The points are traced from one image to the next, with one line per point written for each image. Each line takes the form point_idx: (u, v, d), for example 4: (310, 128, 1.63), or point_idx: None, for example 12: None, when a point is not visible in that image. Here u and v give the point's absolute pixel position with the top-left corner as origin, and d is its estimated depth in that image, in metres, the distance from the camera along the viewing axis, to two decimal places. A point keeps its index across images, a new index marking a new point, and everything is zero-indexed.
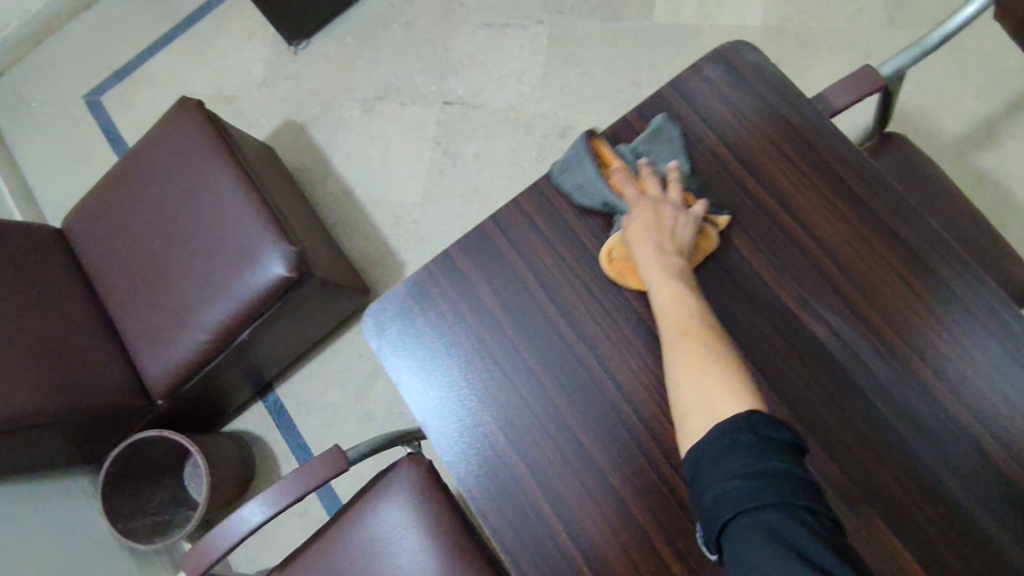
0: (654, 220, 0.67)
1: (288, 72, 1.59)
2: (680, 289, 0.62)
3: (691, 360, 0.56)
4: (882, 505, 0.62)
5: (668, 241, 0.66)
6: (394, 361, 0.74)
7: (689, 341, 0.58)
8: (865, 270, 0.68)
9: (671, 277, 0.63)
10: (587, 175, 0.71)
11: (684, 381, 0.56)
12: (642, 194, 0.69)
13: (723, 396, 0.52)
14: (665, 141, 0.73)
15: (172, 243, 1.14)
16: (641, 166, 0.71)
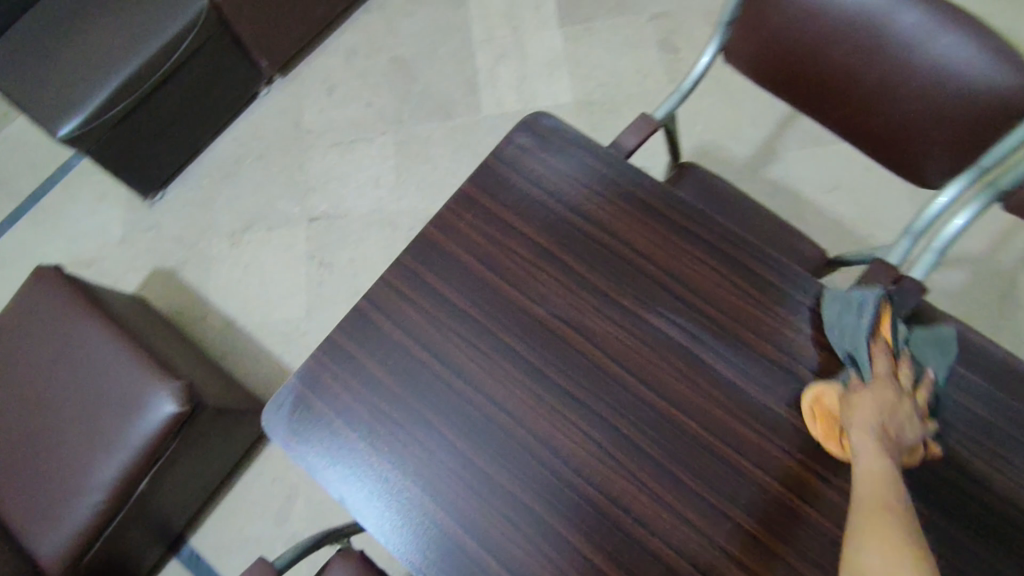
0: (886, 402, 0.63)
1: (148, 224, 1.62)
2: (881, 468, 0.58)
3: (882, 528, 0.51)
4: (749, 451, 0.72)
5: (891, 427, 0.62)
6: (301, 450, 0.77)
7: (887, 515, 0.52)
8: (683, 263, 0.80)
9: (882, 456, 0.59)
10: (857, 326, 0.69)
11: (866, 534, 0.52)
12: (890, 376, 0.65)
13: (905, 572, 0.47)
14: (941, 348, 0.67)
15: (49, 413, 1.10)
16: (905, 353, 0.67)
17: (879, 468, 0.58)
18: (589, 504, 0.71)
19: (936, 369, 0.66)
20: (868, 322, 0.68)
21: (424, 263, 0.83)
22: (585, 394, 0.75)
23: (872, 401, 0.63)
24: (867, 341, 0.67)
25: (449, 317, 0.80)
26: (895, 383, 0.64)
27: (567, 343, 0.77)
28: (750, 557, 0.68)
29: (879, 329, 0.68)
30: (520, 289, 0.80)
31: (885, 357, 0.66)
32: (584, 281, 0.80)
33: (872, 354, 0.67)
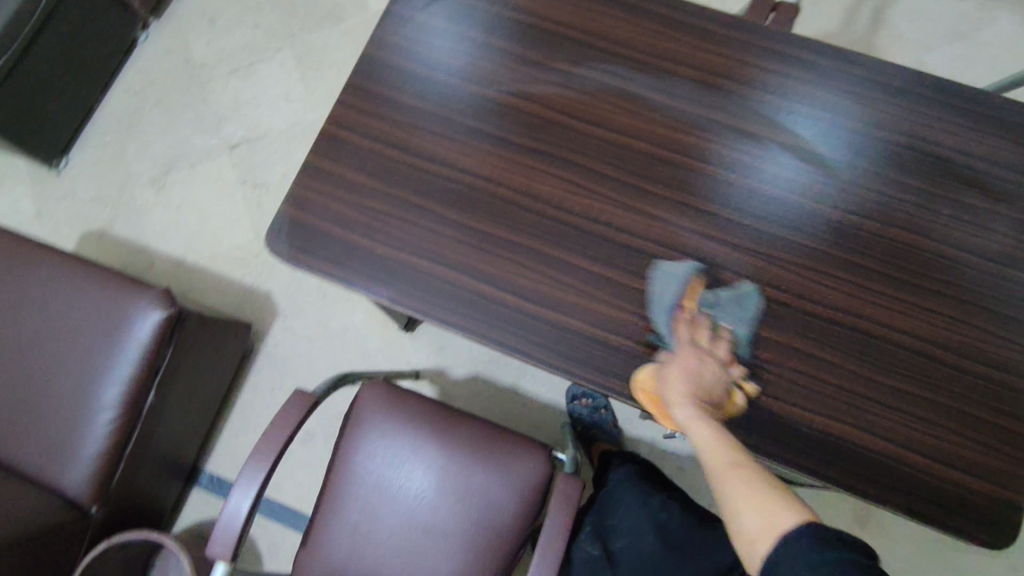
0: (689, 367, 0.74)
1: (61, 193, 1.56)
2: (711, 434, 0.67)
3: (750, 484, 0.61)
4: (693, 153, 0.85)
5: (701, 389, 0.73)
6: (310, 262, 0.83)
7: (737, 471, 0.62)
8: (599, 21, 0.90)
9: (703, 420, 0.68)
10: (666, 300, 0.79)
11: (738, 494, 0.61)
12: (691, 342, 0.77)
13: (784, 509, 0.58)
14: (734, 304, 0.79)
15: (30, 354, 1.10)
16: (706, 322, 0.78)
17: (706, 432, 0.67)
18: (575, 230, 0.83)
19: (734, 330, 0.78)
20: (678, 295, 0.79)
21: (373, 79, 0.89)
22: (548, 146, 0.86)
23: (686, 375, 0.73)
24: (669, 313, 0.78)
25: (412, 118, 0.88)
26: (693, 347, 0.76)
27: (521, 110, 0.87)
28: (713, 230, 0.82)
29: (685, 299, 0.79)
30: (467, 79, 0.89)
31: (687, 333, 0.77)
32: (521, 58, 0.89)
33: (675, 325, 0.78)
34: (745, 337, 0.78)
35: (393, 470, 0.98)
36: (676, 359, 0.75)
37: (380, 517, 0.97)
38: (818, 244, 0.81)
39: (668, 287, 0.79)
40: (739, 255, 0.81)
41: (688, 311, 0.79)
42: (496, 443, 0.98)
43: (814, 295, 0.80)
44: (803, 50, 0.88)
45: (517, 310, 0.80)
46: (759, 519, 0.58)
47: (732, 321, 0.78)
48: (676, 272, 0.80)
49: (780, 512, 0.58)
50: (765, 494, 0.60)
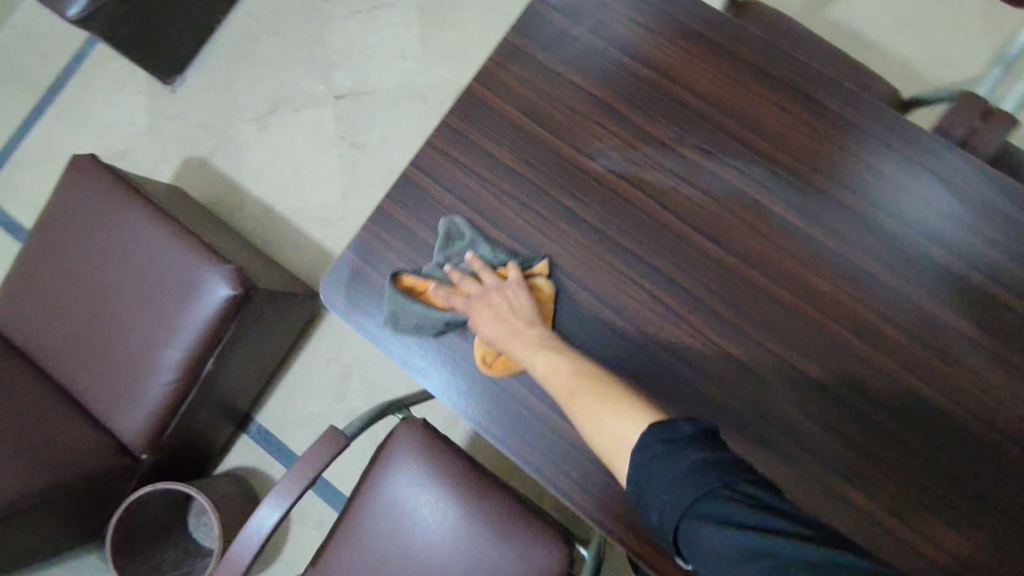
0: (486, 323, 0.70)
1: (172, 112, 1.57)
2: (544, 364, 0.65)
3: (594, 396, 0.61)
4: (818, 303, 0.70)
5: (512, 326, 0.70)
6: (360, 321, 0.77)
7: (581, 397, 0.62)
8: (749, 105, 0.74)
9: (530, 351, 0.67)
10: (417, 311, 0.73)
11: (586, 416, 0.61)
12: (468, 301, 0.72)
13: (627, 424, 0.58)
14: (459, 236, 0.75)
15: (109, 300, 1.14)
16: (452, 277, 0.74)
17: (539, 364, 0.66)
18: (653, 363, 0.71)
19: (477, 249, 0.75)
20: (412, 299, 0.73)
21: (469, 122, 0.78)
22: (648, 252, 0.73)
23: (494, 327, 0.70)
24: (431, 311, 0.73)
25: (501, 180, 0.76)
26: (472, 309, 0.72)
27: (627, 201, 0.74)
28: (816, 405, 0.68)
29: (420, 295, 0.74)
30: (574, 146, 0.76)
31: (456, 299, 0.72)
32: (644, 135, 0.75)
33: (446, 309, 0.73)
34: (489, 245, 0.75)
35: (411, 520, 0.95)
36: (478, 324, 0.71)
37: (393, 561, 0.95)
38: (944, 458, 0.66)
39: (401, 305, 0.73)
40: (839, 444, 0.68)
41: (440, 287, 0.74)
42: (521, 521, 0.93)
43: (919, 518, 0.66)
44: (1005, 200, 0.69)
45: (563, 437, 0.71)
46: (610, 440, 0.58)
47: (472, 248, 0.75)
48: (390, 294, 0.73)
49: (624, 425, 0.58)
50: (609, 409, 0.60)
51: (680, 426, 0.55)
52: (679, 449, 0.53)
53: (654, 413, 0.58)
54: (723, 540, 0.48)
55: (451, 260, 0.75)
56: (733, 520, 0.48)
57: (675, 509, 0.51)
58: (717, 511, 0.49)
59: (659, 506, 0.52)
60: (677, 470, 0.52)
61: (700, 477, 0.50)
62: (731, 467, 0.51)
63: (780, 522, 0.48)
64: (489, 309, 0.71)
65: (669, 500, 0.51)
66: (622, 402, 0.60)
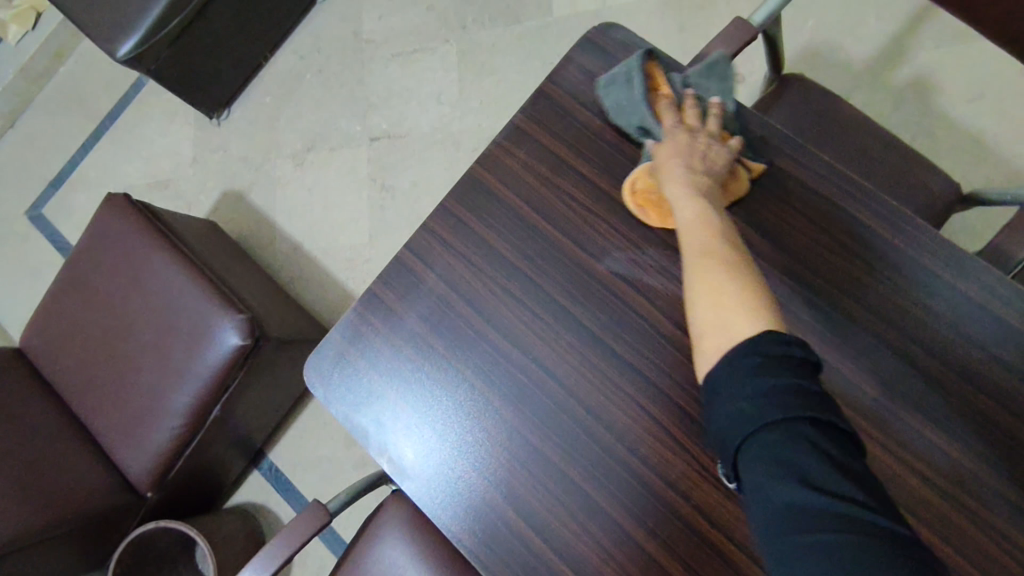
0: (681, 145, 0.63)
1: (216, 145, 1.61)
2: (695, 217, 0.59)
3: (711, 273, 0.54)
4: None
5: (697, 165, 0.63)
6: (341, 407, 0.74)
7: (713, 265, 0.54)
8: (764, 207, 0.71)
9: (692, 200, 0.60)
10: (632, 96, 0.68)
11: (699, 290, 0.54)
12: (681, 122, 0.65)
13: (741, 319, 0.50)
14: (719, 77, 0.68)
15: (127, 339, 1.16)
16: (687, 95, 0.66)
17: (696, 212, 0.59)
18: (642, 485, 0.65)
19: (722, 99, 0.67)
20: (642, 82, 0.67)
21: (470, 208, 0.75)
22: (647, 365, 0.67)
23: (680, 150, 0.63)
24: (645, 103, 0.67)
25: (497, 271, 0.73)
26: (682, 126, 0.64)
27: (628, 305, 0.69)
28: None
29: (652, 87, 0.68)
30: (576, 241, 0.71)
31: (669, 114, 0.66)
32: (648, 233, 0.70)
33: (656, 111, 0.67)
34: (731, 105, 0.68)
35: None
36: (666, 143, 0.65)
37: None
38: None
39: (632, 76, 0.68)
40: None
41: (671, 95, 0.67)
42: None
43: None
44: None
45: (539, 559, 0.66)
46: (716, 328, 0.51)
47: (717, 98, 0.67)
48: (630, 66, 0.68)
49: (742, 320, 0.50)
50: (723, 289, 0.53)
51: (787, 350, 0.47)
52: (760, 379, 0.46)
53: (773, 320, 0.50)
54: (770, 482, 0.43)
55: (694, 86, 0.68)
56: (792, 465, 0.42)
57: (736, 428, 0.46)
58: (773, 451, 0.44)
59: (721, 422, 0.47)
60: (754, 384, 0.46)
61: (776, 407, 0.44)
62: (817, 405, 0.45)
63: (840, 481, 0.42)
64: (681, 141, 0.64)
65: (732, 418, 0.46)
66: (745, 295, 0.51)
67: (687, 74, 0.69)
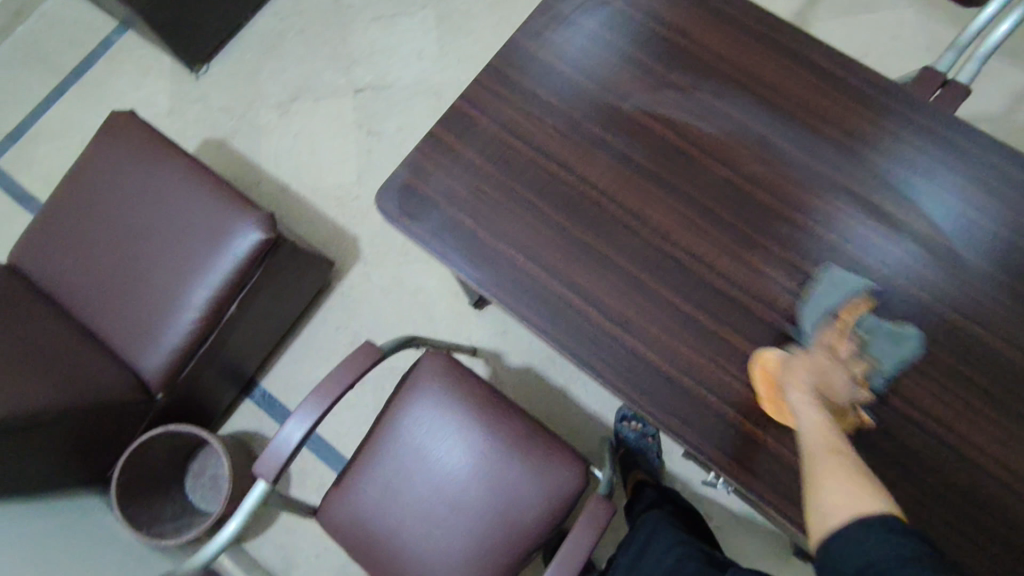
0: (819, 367, 0.65)
1: (195, 96, 1.66)
2: (822, 421, 0.62)
3: (843, 475, 0.57)
4: (814, 217, 0.81)
5: (826, 389, 0.68)
6: (411, 228, 0.85)
7: (834, 456, 0.59)
8: (746, 58, 0.88)
9: (816, 409, 0.63)
10: (830, 299, 0.73)
11: (829, 472, 0.57)
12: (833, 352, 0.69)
13: (863, 495, 0.55)
14: (903, 345, 0.71)
15: (138, 243, 1.19)
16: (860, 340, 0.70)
17: (818, 424, 0.62)
18: (676, 263, 0.81)
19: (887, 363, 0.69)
20: (840, 300, 0.72)
21: (515, 67, 0.90)
22: (671, 174, 0.84)
23: (810, 365, 0.67)
24: (830, 309, 0.72)
25: (542, 113, 0.88)
26: (835, 356, 0.66)
27: (651, 133, 0.86)
28: None
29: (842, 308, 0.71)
30: (604, 87, 0.88)
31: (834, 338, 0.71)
32: (663, 78, 0.88)
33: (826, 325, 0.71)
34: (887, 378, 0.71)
35: (433, 439, 1.02)
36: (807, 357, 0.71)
37: (411, 484, 1.01)
38: (930, 346, 0.76)
39: (836, 288, 0.74)
40: None
41: (834, 325, 0.72)
42: (538, 443, 1.00)
43: (909, 398, 0.74)
44: (963, 139, 0.82)
45: (597, 326, 0.80)
46: (837, 497, 0.55)
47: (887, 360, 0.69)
48: (847, 278, 0.75)
49: (860, 497, 0.54)
50: (849, 477, 0.56)
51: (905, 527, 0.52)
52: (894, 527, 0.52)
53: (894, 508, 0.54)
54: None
55: (866, 329, 0.70)
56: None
57: (877, 552, 0.51)
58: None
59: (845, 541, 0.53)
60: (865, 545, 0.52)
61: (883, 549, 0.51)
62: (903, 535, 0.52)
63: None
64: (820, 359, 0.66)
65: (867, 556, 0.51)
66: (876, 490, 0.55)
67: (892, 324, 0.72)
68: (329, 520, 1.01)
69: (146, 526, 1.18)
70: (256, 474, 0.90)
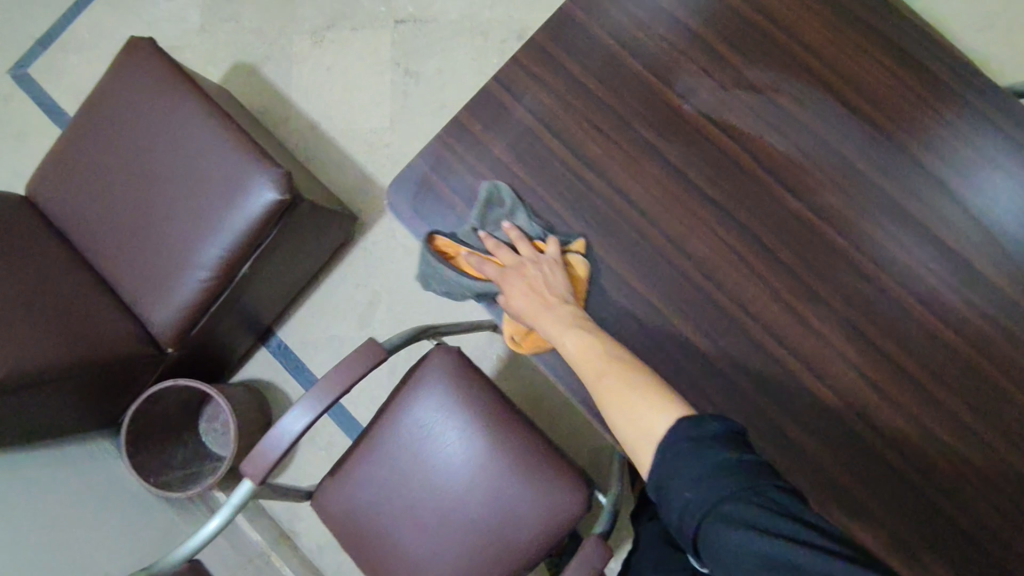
0: (523, 294, 0.68)
1: (226, 13, 1.53)
2: (577, 342, 0.65)
3: (620, 388, 0.61)
4: (895, 273, 0.68)
5: (546, 301, 0.68)
6: (421, 229, 0.75)
7: (609, 382, 0.62)
8: (845, 60, 0.71)
9: (562, 330, 0.66)
10: (449, 276, 0.71)
11: (619, 411, 0.61)
12: (501, 267, 0.70)
13: (651, 411, 0.59)
14: (503, 203, 0.73)
15: (152, 188, 1.12)
16: (484, 241, 0.72)
17: (575, 342, 0.65)
18: (721, 310, 0.69)
19: (517, 216, 0.72)
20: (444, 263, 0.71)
21: (560, 44, 0.75)
22: (729, 200, 0.71)
23: (516, 301, 0.68)
24: (461, 275, 0.71)
25: (585, 106, 0.74)
26: (505, 272, 0.70)
27: (713, 145, 0.72)
28: (882, 375, 0.66)
29: (455, 261, 0.72)
30: (665, 82, 0.73)
31: (490, 268, 0.70)
32: (738, 76, 0.72)
33: (473, 274, 0.72)
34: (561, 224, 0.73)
35: (436, 442, 0.96)
36: (508, 294, 0.69)
37: (407, 485, 0.96)
38: (1008, 452, 0.64)
39: (436, 264, 0.71)
40: (898, 419, 0.66)
41: (473, 253, 0.72)
42: (544, 459, 0.95)
43: (974, 512, 0.63)
44: None
45: None
46: (637, 430, 0.59)
47: (516, 217, 0.72)
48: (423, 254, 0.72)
49: (653, 418, 0.58)
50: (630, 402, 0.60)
51: (707, 426, 0.55)
52: (700, 443, 0.54)
53: (681, 406, 0.59)
54: (735, 533, 0.48)
55: (485, 225, 0.73)
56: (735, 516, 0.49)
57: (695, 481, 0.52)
58: (740, 507, 0.49)
59: (672, 478, 0.54)
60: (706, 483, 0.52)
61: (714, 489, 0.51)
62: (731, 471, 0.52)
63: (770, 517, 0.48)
64: (520, 280, 0.69)
65: (683, 486, 0.52)
66: (662, 400, 0.60)
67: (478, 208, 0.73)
68: (323, 508, 0.98)
69: (157, 474, 1.19)
70: (245, 470, 0.85)
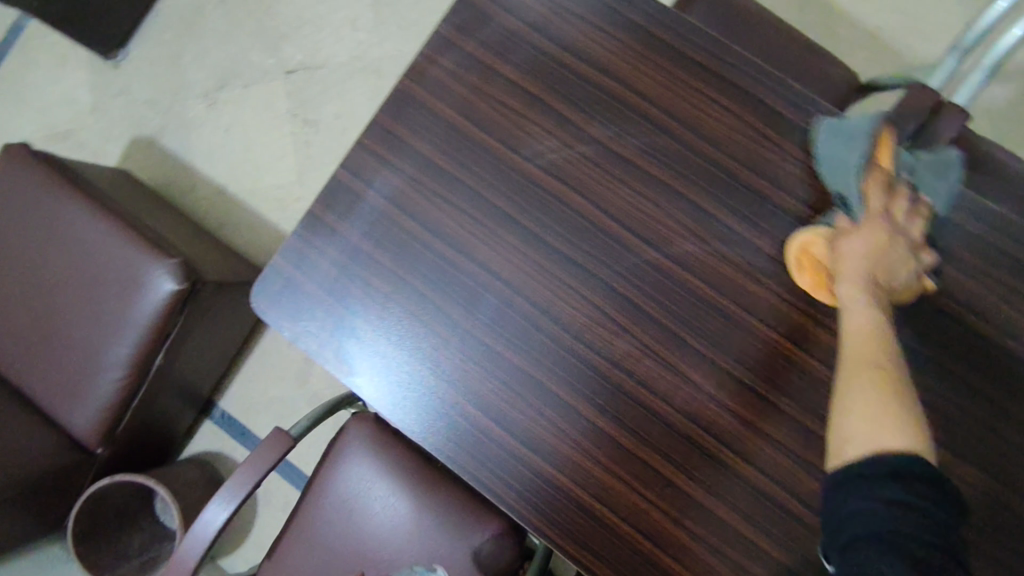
0: (879, 244, 0.59)
1: (116, 88, 1.50)
2: (871, 329, 0.55)
3: (877, 384, 0.51)
4: (754, 309, 0.69)
5: (881, 269, 0.59)
6: (294, 330, 0.75)
7: (882, 376, 0.52)
8: (680, 102, 0.71)
9: (868, 305, 0.57)
10: (854, 159, 0.64)
11: (857, 393, 0.52)
12: (886, 208, 0.61)
13: (890, 432, 0.49)
14: (944, 179, 0.65)
15: (50, 296, 1.10)
16: (897, 179, 0.62)
17: (866, 329, 0.55)
18: (592, 369, 0.70)
19: (932, 197, 0.64)
20: (867, 143, 0.64)
21: (400, 122, 0.75)
22: (586, 258, 0.71)
23: (865, 244, 0.59)
24: (866, 165, 0.63)
25: (436, 183, 0.74)
26: (889, 220, 0.60)
27: (563, 205, 0.72)
28: (754, 413, 0.68)
29: (876, 153, 0.63)
30: (509, 147, 0.73)
31: (879, 193, 0.61)
32: (578, 133, 0.72)
33: (868, 181, 0.62)
34: (939, 209, 0.66)
35: (364, 513, 0.96)
36: (859, 226, 0.61)
37: (341, 561, 0.95)
38: None
39: (856, 138, 0.65)
40: (772, 453, 0.67)
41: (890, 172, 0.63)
42: (473, 516, 0.95)
43: None
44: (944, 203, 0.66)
45: (500, 446, 0.70)
46: (866, 431, 0.50)
47: (928, 196, 0.64)
48: (858, 126, 0.65)
49: (887, 429, 0.49)
50: (884, 405, 0.50)
51: (942, 480, 0.48)
52: (922, 479, 0.47)
53: (919, 441, 0.49)
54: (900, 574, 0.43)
55: (915, 177, 0.65)
56: (907, 554, 0.44)
57: (889, 497, 0.47)
58: (916, 549, 0.45)
59: (859, 476, 0.48)
60: (893, 509, 0.46)
61: (908, 522, 0.46)
62: (927, 513, 0.46)
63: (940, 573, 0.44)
64: (893, 234, 0.60)
65: (886, 492, 0.47)
66: (922, 434, 0.50)
67: (911, 161, 0.65)
68: None
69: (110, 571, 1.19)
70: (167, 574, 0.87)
